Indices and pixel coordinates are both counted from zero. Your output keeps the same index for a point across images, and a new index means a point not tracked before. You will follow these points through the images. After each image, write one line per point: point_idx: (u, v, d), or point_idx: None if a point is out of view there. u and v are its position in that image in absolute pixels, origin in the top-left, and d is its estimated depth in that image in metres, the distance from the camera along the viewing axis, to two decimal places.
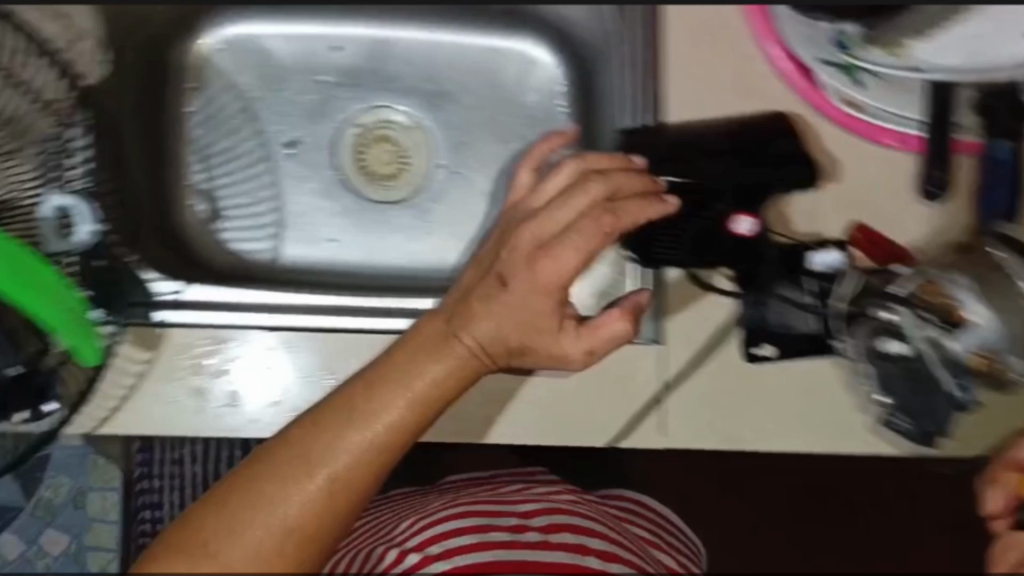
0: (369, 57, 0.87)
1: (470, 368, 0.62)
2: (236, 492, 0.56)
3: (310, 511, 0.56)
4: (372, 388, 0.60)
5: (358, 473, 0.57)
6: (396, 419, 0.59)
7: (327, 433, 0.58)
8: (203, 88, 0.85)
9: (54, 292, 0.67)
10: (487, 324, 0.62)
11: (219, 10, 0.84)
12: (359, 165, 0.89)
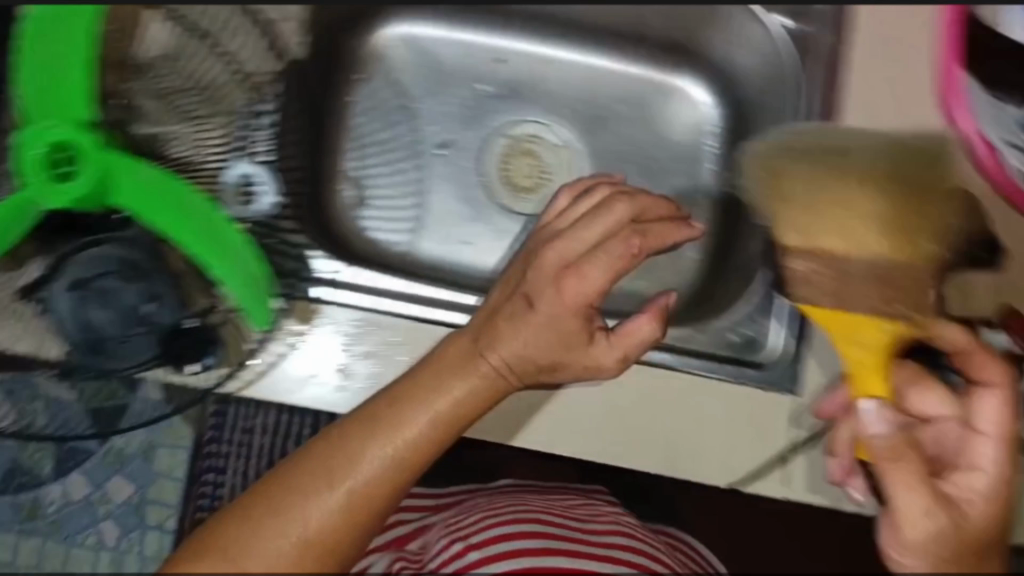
0: (535, 73, 0.89)
1: (493, 386, 0.60)
2: (265, 498, 0.54)
3: (328, 523, 0.53)
4: (394, 400, 0.58)
5: (379, 483, 0.55)
6: (421, 430, 0.57)
7: (353, 440, 0.56)
8: (369, 80, 0.89)
9: (230, 251, 0.69)
10: (510, 342, 0.61)
11: (399, 9, 0.88)
12: (503, 174, 0.91)
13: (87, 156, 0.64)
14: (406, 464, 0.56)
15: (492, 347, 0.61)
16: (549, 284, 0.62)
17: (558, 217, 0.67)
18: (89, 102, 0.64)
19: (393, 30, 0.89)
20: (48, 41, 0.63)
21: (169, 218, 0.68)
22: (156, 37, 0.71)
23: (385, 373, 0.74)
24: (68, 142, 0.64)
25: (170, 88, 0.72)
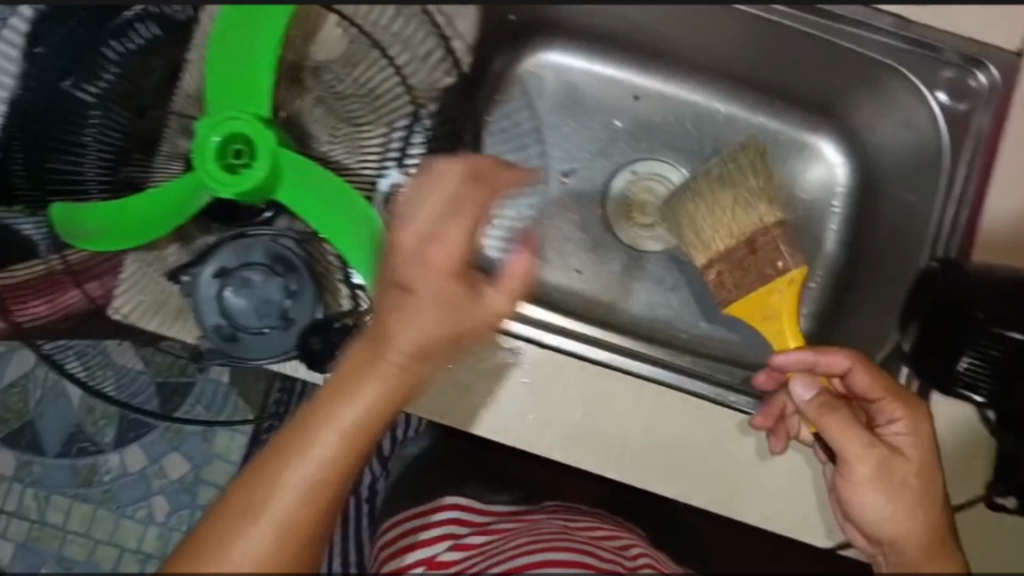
0: (669, 114, 0.91)
1: (390, 382, 0.52)
2: (203, 544, 0.48)
3: (267, 569, 0.47)
4: (310, 412, 0.51)
5: (313, 501, 0.49)
6: (328, 440, 0.50)
7: (279, 459, 0.50)
8: (507, 101, 0.90)
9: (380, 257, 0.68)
10: (389, 338, 0.52)
11: (552, 36, 0.88)
12: (623, 208, 0.92)
13: (259, 150, 0.65)
14: (328, 478, 0.50)
15: (390, 334, 0.51)
16: (425, 243, 0.51)
17: (450, 172, 0.53)
18: (268, 100, 0.66)
19: (539, 58, 0.89)
20: (239, 39, 0.65)
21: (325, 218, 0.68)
22: (331, 45, 0.72)
23: (504, 392, 0.77)
24: (243, 135, 0.65)
25: (336, 94, 0.73)
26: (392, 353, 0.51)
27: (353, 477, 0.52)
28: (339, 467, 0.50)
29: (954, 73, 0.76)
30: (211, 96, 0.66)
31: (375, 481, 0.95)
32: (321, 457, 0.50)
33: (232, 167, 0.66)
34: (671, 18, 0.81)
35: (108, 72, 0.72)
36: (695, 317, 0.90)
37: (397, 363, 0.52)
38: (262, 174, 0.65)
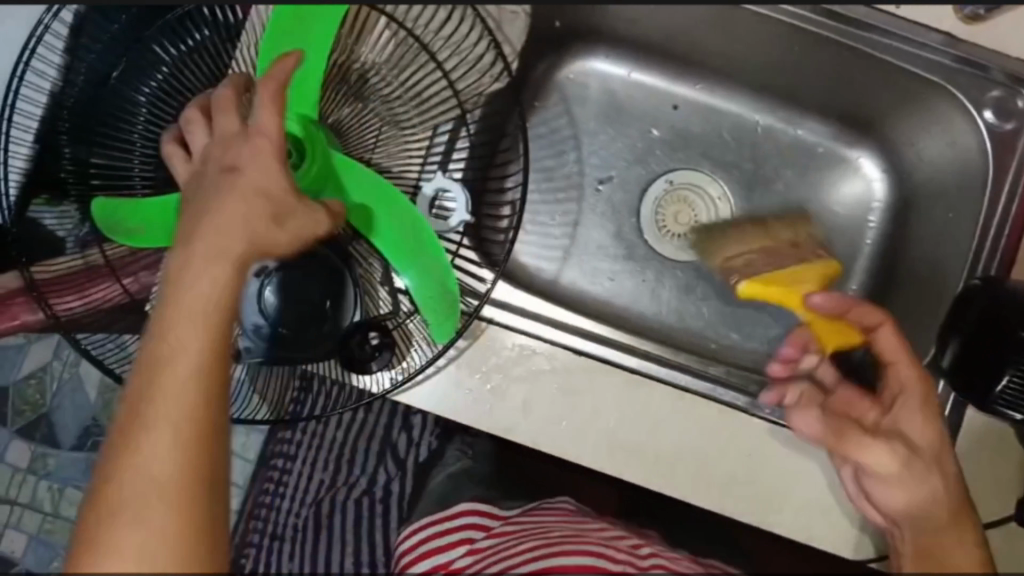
0: (707, 124, 0.91)
1: (208, 309, 0.49)
2: (111, 484, 0.46)
3: (173, 477, 0.45)
4: (146, 385, 0.47)
5: (185, 458, 0.46)
6: (178, 397, 0.46)
7: (126, 438, 0.46)
8: (546, 107, 0.89)
9: (426, 260, 0.68)
10: (188, 291, 0.49)
11: (593, 43, 0.88)
12: (656, 219, 0.91)
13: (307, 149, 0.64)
14: (194, 428, 0.46)
15: (188, 281, 0.50)
16: (214, 198, 0.53)
17: (245, 132, 0.56)
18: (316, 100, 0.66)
19: (580, 65, 0.89)
20: (291, 34, 0.64)
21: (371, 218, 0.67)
22: (379, 47, 0.72)
23: (534, 398, 0.76)
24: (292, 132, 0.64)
25: (381, 96, 0.73)
26: (193, 301, 0.49)
27: (223, 419, 0.48)
28: (207, 410, 0.47)
29: (1001, 92, 0.76)
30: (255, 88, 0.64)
31: (390, 482, 0.95)
32: (174, 414, 0.46)
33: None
34: (717, 29, 0.81)
35: (158, 72, 0.73)
36: (726, 329, 0.89)
37: (200, 300, 0.49)
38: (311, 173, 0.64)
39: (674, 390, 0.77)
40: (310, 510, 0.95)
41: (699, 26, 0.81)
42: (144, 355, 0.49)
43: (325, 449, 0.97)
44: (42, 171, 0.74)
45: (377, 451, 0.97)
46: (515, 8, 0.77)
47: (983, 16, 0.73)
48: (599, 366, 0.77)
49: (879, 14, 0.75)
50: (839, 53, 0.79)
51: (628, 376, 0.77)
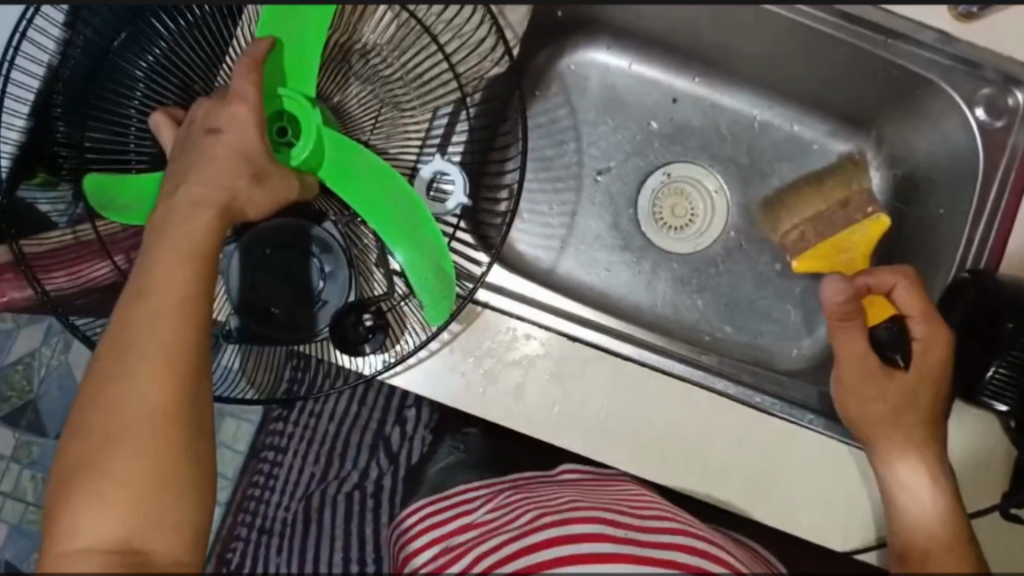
0: (705, 117, 0.92)
1: (193, 245, 0.56)
2: (103, 401, 0.52)
3: (164, 390, 0.52)
4: (132, 309, 0.54)
5: (176, 362, 0.53)
6: (167, 314, 0.54)
7: (119, 350, 0.53)
8: (546, 98, 0.90)
9: (415, 233, 0.67)
10: (169, 236, 0.56)
11: (594, 34, 0.88)
12: (653, 211, 0.92)
13: (304, 122, 0.65)
14: (182, 339, 0.53)
15: (169, 232, 0.57)
16: (195, 161, 0.60)
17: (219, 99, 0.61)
18: (313, 75, 0.65)
19: (581, 56, 0.89)
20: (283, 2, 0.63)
21: (360, 193, 0.66)
22: (381, 27, 0.72)
23: (526, 383, 0.76)
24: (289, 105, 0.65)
25: (381, 77, 0.73)
26: (176, 240, 0.56)
27: (205, 341, 0.55)
28: (198, 323, 0.54)
29: (992, 90, 0.77)
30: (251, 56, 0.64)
31: (381, 477, 0.95)
32: (167, 328, 0.53)
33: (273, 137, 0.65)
34: (717, 22, 0.82)
35: (155, 46, 0.72)
36: (721, 322, 0.90)
37: (188, 238, 0.56)
38: (307, 147, 0.65)
39: (667, 379, 0.77)
40: (300, 504, 0.95)
41: (698, 19, 0.82)
42: (130, 290, 0.55)
43: (317, 442, 0.98)
44: (38, 147, 0.73)
45: (370, 445, 0.97)
46: None
47: (975, 15, 0.74)
48: (592, 351, 0.77)
49: (873, 11, 0.76)
50: (836, 48, 0.80)
51: (619, 363, 0.77)
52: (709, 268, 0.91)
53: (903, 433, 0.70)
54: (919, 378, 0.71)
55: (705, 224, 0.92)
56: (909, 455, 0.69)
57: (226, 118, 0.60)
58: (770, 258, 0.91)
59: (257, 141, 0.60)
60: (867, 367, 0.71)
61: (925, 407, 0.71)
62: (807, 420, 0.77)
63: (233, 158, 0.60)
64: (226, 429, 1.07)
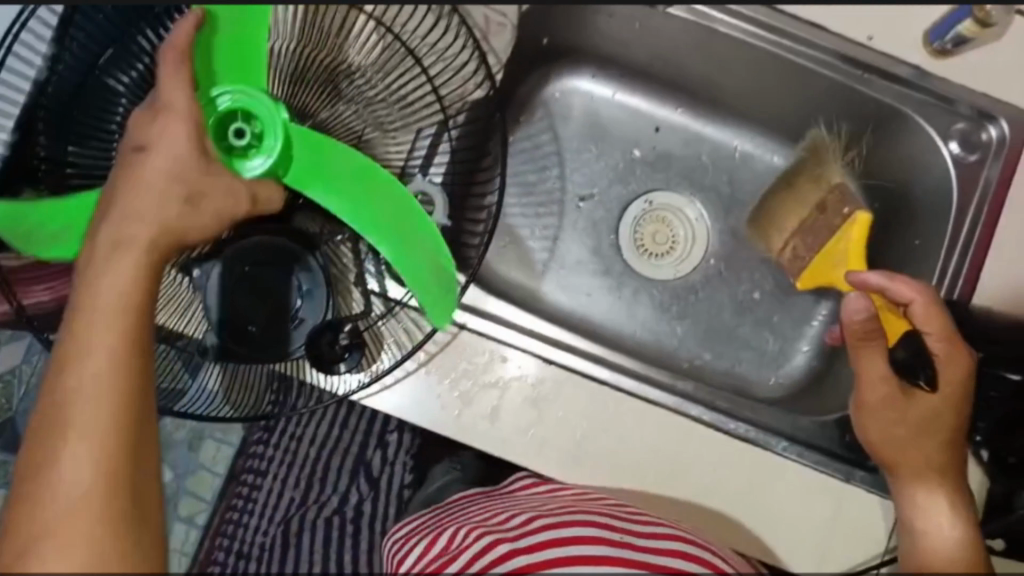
0: (687, 147, 0.93)
1: (122, 297, 0.53)
2: (44, 429, 0.50)
3: (103, 410, 0.50)
4: (74, 330, 0.52)
5: (113, 424, 0.49)
6: (96, 377, 0.50)
7: (49, 424, 0.50)
8: (530, 124, 0.91)
9: (411, 246, 0.67)
10: (94, 294, 0.53)
11: (578, 63, 0.89)
12: (634, 237, 0.92)
13: (265, 122, 0.62)
14: (116, 399, 0.50)
15: (95, 287, 0.54)
16: (122, 198, 0.57)
17: (151, 113, 0.59)
18: (263, 71, 0.63)
19: (566, 83, 0.91)
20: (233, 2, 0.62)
21: (342, 198, 0.66)
22: (366, 50, 0.73)
23: (502, 406, 0.76)
24: (246, 106, 0.62)
25: (365, 98, 0.74)
26: (100, 294, 0.53)
27: (146, 356, 0.53)
28: (131, 383, 0.51)
29: (967, 124, 0.79)
30: (201, 59, 0.62)
31: (361, 503, 0.93)
32: (93, 392, 0.50)
33: (231, 142, 0.62)
34: (699, 54, 0.83)
35: (139, 61, 0.73)
36: (700, 349, 0.90)
37: (115, 294, 0.53)
38: (275, 148, 0.63)
39: (643, 405, 0.77)
40: (278, 529, 0.92)
41: (683, 49, 0.83)
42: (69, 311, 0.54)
43: (297, 466, 0.96)
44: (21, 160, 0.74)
45: (351, 469, 0.96)
46: (503, 20, 0.75)
47: (951, 51, 0.76)
48: (569, 375, 0.77)
49: (834, 37, 0.77)
50: (812, 78, 0.81)
51: (597, 387, 0.77)
52: (689, 296, 0.92)
53: (924, 453, 0.70)
54: (942, 399, 0.70)
55: (686, 252, 0.93)
56: (927, 475, 0.70)
57: (158, 134, 0.58)
58: (749, 286, 0.92)
59: (190, 158, 0.58)
60: (888, 390, 0.71)
61: (946, 426, 0.70)
62: (782, 447, 0.77)
63: (163, 190, 0.57)
64: (206, 450, 1.07)
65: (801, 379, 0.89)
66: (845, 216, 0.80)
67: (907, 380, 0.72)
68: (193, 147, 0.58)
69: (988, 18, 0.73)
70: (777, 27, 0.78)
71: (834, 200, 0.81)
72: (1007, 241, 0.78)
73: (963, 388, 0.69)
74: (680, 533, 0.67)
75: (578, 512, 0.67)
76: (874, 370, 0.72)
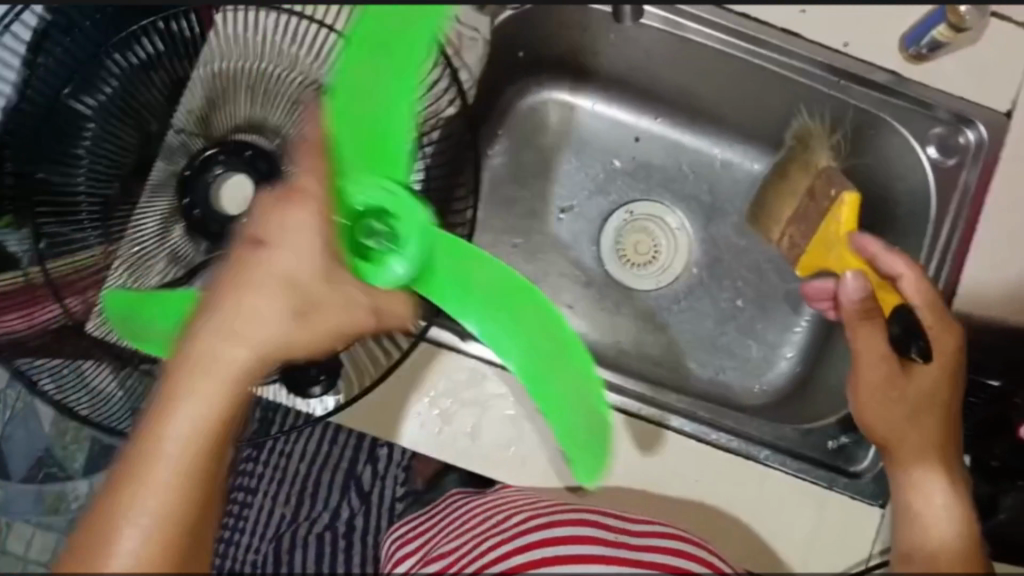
0: (666, 156, 0.92)
1: (203, 428, 0.48)
2: (124, 496, 0.47)
3: (178, 473, 0.47)
4: (182, 408, 0.48)
5: (164, 558, 0.46)
6: (152, 510, 0.46)
7: (93, 553, 0.46)
8: (508, 137, 0.90)
9: (559, 376, 0.61)
10: (185, 429, 0.48)
11: (555, 75, 0.88)
12: (616, 248, 0.92)
13: (402, 224, 0.60)
14: (170, 528, 0.47)
15: (177, 427, 0.48)
16: (222, 306, 0.49)
17: (277, 200, 0.51)
18: (405, 163, 0.59)
19: (542, 96, 0.90)
20: (361, 85, 0.58)
21: (483, 316, 0.62)
22: None
23: (480, 423, 0.75)
24: (398, 213, 0.59)
25: None
26: (195, 429, 0.48)
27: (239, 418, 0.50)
28: (190, 506, 0.47)
29: (944, 129, 0.79)
30: (343, 155, 0.58)
31: (353, 517, 0.95)
32: (149, 510, 0.46)
33: (366, 243, 0.58)
34: (674, 65, 0.83)
35: (107, 83, 0.72)
36: (684, 359, 0.90)
37: (186, 423, 0.48)
38: (410, 253, 0.60)
39: (624, 419, 0.76)
40: (270, 545, 0.94)
41: (659, 60, 0.82)
42: (166, 378, 0.49)
43: (287, 483, 0.95)
44: None
45: (342, 483, 0.96)
46: (475, 35, 0.76)
47: (926, 56, 0.77)
48: None
49: (806, 44, 0.77)
50: (788, 87, 0.80)
51: None
52: (673, 305, 0.91)
53: (921, 442, 0.66)
54: (940, 373, 0.67)
55: (669, 261, 0.92)
56: (926, 467, 0.66)
57: (288, 228, 0.50)
58: (732, 294, 0.91)
59: (316, 262, 0.51)
60: (887, 370, 0.67)
61: (941, 406, 0.67)
62: (764, 455, 0.77)
63: (274, 306, 0.49)
64: None
65: (784, 387, 0.88)
66: (833, 198, 0.75)
67: (902, 354, 0.70)
68: (322, 247, 0.51)
69: (961, 22, 0.73)
70: (745, 32, 0.77)
71: (821, 185, 0.77)
72: (987, 244, 0.78)
73: (956, 362, 0.67)
74: (672, 531, 0.67)
75: (565, 510, 0.67)
76: (871, 347, 0.68)
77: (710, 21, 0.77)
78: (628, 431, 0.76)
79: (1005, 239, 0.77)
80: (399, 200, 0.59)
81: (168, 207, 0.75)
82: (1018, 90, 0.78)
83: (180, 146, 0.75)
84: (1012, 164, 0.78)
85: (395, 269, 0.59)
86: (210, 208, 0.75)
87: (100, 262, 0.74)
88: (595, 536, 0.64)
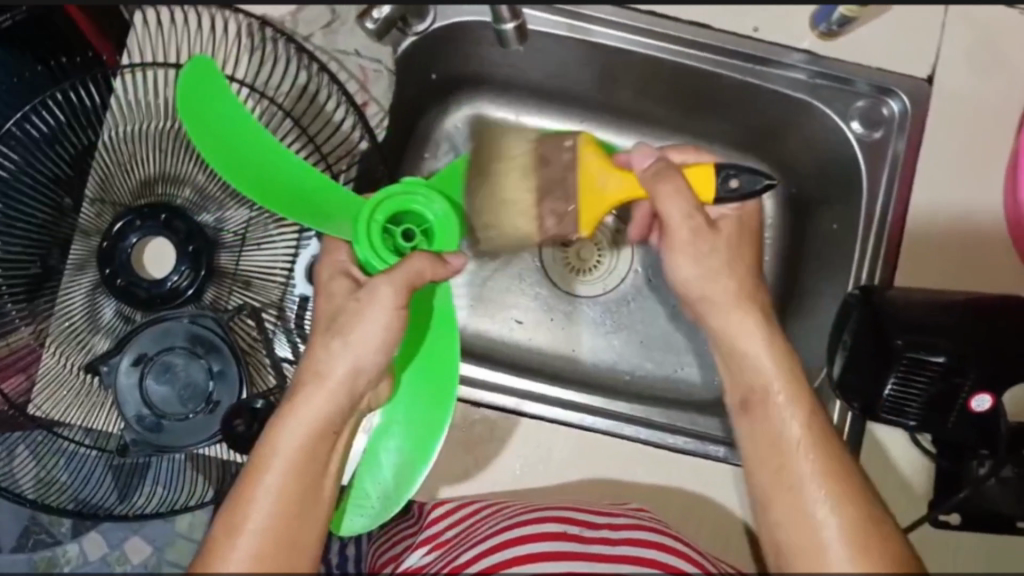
0: None
1: (323, 419, 0.55)
2: (270, 450, 0.53)
3: (311, 443, 0.54)
4: (303, 380, 0.57)
5: (292, 520, 0.52)
6: (279, 481, 0.52)
7: (232, 513, 0.51)
8: (437, 162, 0.90)
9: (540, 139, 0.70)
10: (307, 417, 0.55)
11: (473, 91, 0.87)
12: (559, 258, 0.91)
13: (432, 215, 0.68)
14: (294, 503, 0.52)
15: (333, 364, 0.57)
16: None
17: None
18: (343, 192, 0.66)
19: (461, 114, 0.89)
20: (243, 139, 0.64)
21: None
22: None
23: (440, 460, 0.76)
24: (406, 205, 0.67)
25: None
26: (313, 419, 0.55)
27: (346, 417, 0.57)
28: (311, 473, 0.54)
29: (866, 102, 0.78)
30: (335, 230, 0.66)
31: None
32: (296, 472, 0.53)
33: (406, 250, 0.67)
34: (589, 66, 0.82)
35: (9, 159, 0.69)
36: (638, 358, 0.89)
37: (316, 406, 0.55)
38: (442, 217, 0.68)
39: (579, 431, 0.77)
40: None
41: (573, 66, 0.82)
42: None
43: None
44: None
45: None
46: (379, 67, 0.78)
47: (837, 32, 0.76)
48: (503, 415, 0.77)
49: (712, 33, 0.77)
50: (700, 77, 0.80)
51: (530, 424, 0.77)
52: (621, 306, 0.90)
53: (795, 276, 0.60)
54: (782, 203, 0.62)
55: (612, 265, 0.91)
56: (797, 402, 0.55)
57: None
58: None
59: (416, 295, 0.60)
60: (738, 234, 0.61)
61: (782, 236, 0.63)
62: (723, 454, 0.77)
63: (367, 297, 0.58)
64: (174, 547, 1.07)
65: None
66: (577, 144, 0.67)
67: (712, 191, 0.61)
68: (363, 305, 0.58)
69: None
70: (641, 27, 0.77)
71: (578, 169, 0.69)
72: (920, 212, 0.77)
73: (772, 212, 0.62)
74: (646, 526, 0.64)
75: (553, 508, 0.66)
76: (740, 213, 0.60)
77: (612, 22, 0.77)
78: (563, 435, 0.77)
79: (943, 207, 0.76)
80: (382, 200, 0.66)
81: (94, 281, 0.73)
82: (936, 53, 0.77)
83: (95, 220, 0.73)
84: (939, 131, 0.77)
85: (450, 233, 0.68)
86: (134, 274, 0.74)
87: (30, 341, 0.72)
88: (563, 535, 0.61)
